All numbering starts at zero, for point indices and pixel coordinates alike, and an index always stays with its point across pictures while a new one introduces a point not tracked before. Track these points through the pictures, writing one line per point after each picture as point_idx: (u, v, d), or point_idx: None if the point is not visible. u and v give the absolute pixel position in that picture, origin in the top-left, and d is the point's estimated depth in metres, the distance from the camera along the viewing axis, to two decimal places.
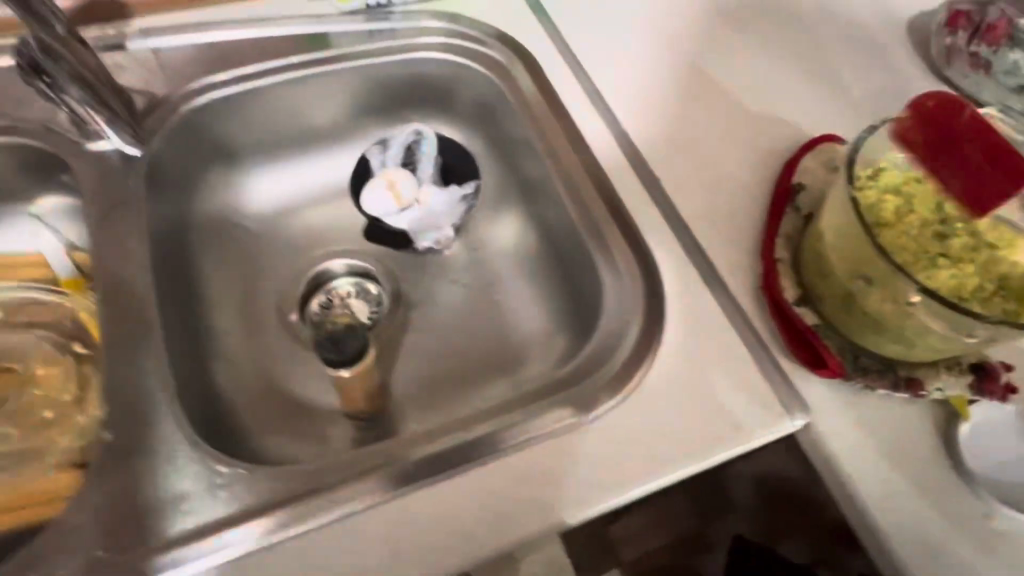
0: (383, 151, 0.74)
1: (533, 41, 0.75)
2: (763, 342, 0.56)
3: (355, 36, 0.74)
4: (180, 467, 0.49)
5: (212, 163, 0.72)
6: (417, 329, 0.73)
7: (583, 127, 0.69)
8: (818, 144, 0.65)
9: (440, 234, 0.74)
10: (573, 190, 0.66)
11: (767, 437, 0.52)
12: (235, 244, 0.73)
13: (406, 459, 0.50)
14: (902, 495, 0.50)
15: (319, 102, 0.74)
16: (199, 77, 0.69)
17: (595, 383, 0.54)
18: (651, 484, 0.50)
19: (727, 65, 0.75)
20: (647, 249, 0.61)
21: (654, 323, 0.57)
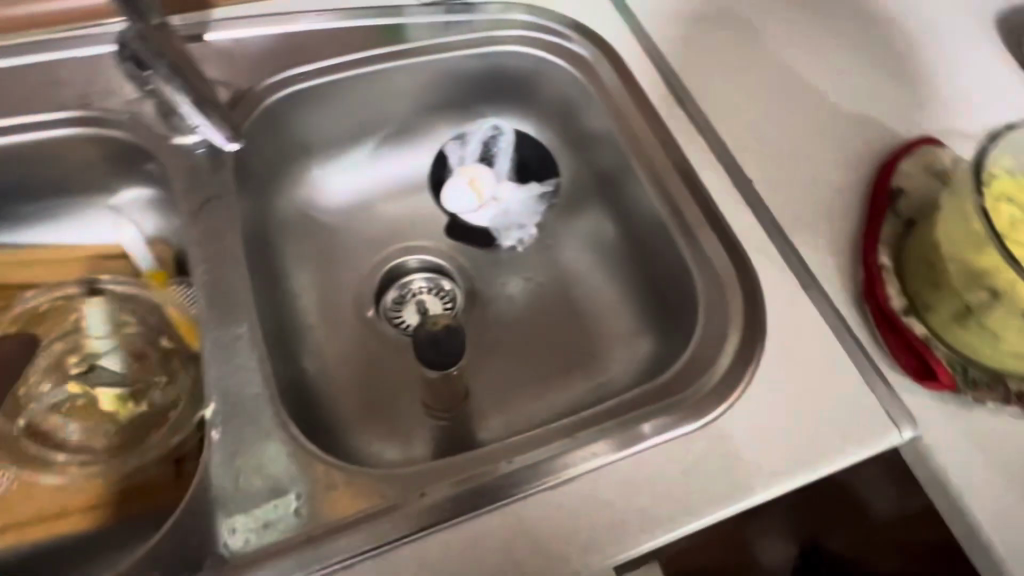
0: (461, 145, 0.74)
1: (615, 34, 0.73)
2: (867, 351, 0.55)
3: (434, 28, 0.72)
4: (285, 469, 0.49)
5: (289, 156, 0.72)
6: (493, 327, 0.72)
7: (670, 124, 0.68)
8: (917, 146, 0.64)
9: (524, 232, 0.75)
10: (662, 191, 0.65)
11: (874, 450, 0.51)
12: (311, 239, 0.73)
13: (511, 465, 0.50)
14: (1014, 512, 0.50)
15: (396, 95, 0.73)
16: (280, 70, 0.68)
17: (697, 391, 0.53)
18: (761, 496, 0.49)
19: (815, 59, 0.73)
20: (743, 253, 0.60)
21: (755, 330, 0.56)
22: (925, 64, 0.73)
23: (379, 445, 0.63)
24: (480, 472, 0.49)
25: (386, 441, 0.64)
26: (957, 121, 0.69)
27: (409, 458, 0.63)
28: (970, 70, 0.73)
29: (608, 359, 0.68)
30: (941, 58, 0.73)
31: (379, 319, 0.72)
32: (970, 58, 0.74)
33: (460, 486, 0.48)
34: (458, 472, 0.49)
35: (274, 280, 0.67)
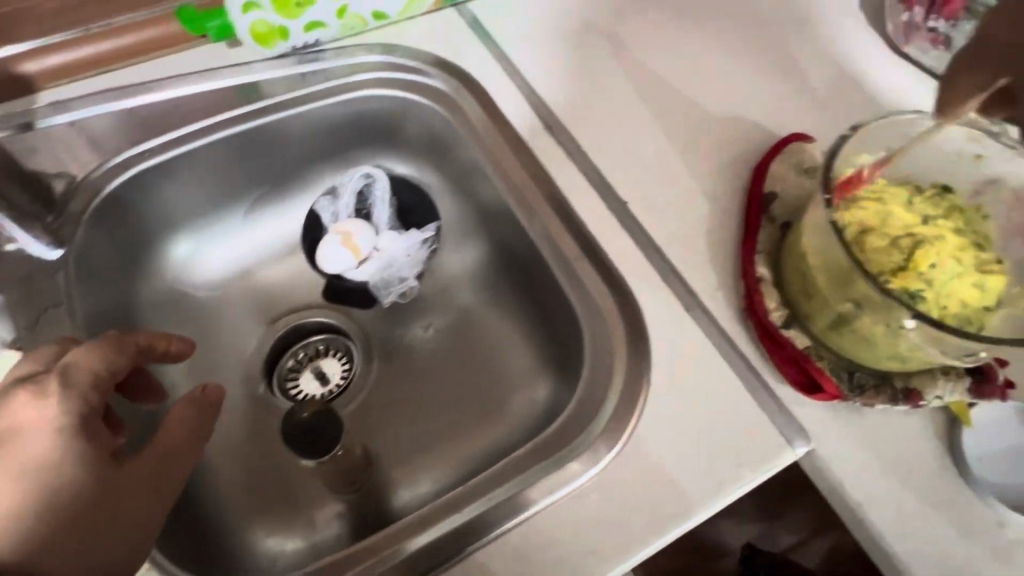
0: (333, 201, 0.70)
1: (475, 64, 0.70)
2: (753, 368, 0.54)
3: (287, 81, 0.69)
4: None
5: (150, 237, 0.68)
6: (396, 383, 0.69)
7: (539, 152, 0.65)
8: (785, 146, 0.63)
9: (405, 285, 0.71)
10: (538, 224, 0.62)
11: (770, 471, 0.50)
12: (189, 319, 0.69)
13: (405, 550, 0.48)
14: (913, 514, 0.49)
15: (258, 156, 0.70)
16: (120, 152, 0.63)
17: (585, 437, 0.51)
18: (659, 540, 0.48)
19: (685, 65, 0.71)
20: (622, 282, 0.58)
21: (640, 362, 0.54)
22: (790, 57, 0.72)
23: (282, 536, 0.60)
24: (376, 558, 0.48)
25: (287, 529, 0.60)
26: (826, 112, 0.69)
27: (315, 543, 0.60)
28: (841, 56, 0.72)
29: (510, 404, 0.65)
30: (809, 48, 0.73)
31: (273, 394, 0.69)
32: (839, 43, 0.73)
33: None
34: (348, 567, 0.47)
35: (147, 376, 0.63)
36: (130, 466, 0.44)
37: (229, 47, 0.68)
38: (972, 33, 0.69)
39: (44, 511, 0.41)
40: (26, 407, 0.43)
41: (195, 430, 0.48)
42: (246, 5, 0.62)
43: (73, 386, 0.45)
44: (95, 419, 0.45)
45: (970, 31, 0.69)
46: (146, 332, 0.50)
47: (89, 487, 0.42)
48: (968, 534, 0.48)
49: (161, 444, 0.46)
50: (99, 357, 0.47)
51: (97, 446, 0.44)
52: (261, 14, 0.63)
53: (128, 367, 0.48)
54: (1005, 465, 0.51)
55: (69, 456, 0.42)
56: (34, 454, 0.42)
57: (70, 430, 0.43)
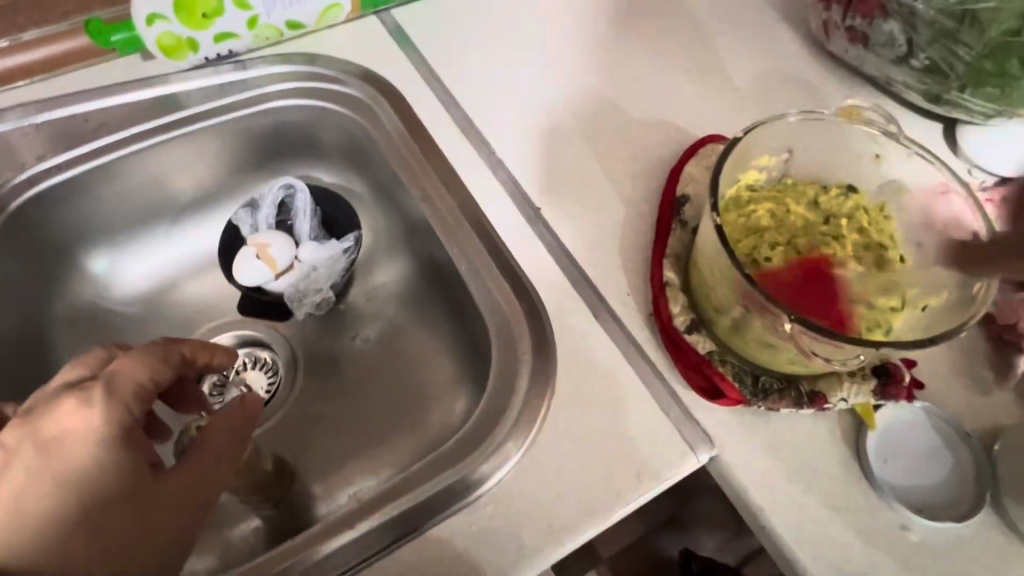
0: (253, 213, 0.70)
1: (395, 72, 0.70)
2: (659, 373, 0.53)
3: (205, 92, 0.68)
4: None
5: (66, 253, 0.67)
6: (320, 396, 0.68)
7: (455, 159, 0.64)
8: (698, 149, 0.63)
9: (322, 296, 0.69)
10: (452, 232, 0.62)
11: (672, 479, 0.49)
12: (110, 333, 0.68)
13: (315, 555, 0.47)
14: (817, 519, 0.48)
15: (178, 169, 0.69)
16: (26, 168, 0.63)
17: (488, 447, 0.51)
18: (556, 553, 0.47)
19: (607, 69, 0.71)
20: (531, 289, 0.57)
21: (546, 369, 0.53)
22: (712, 60, 0.72)
23: (194, 555, 0.59)
24: (287, 565, 0.46)
25: (199, 549, 0.59)
26: (748, 112, 0.68)
27: (228, 561, 0.58)
28: (763, 59, 0.72)
29: (430, 412, 0.64)
30: (732, 51, 0.73)
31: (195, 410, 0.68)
32: (765, 46, 0.73)
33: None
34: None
35: None
36: (168, 480, 0.44)
37: (144, 59, 0.67)
38: (893, 32, 0.63)
39: (76, 526, 0.41)
40: (70, 415, 0.42)
41: (232, 440, 0.48)
42: (150, 17, 0.61)
43: (118, 396, 0.44)
44: (138, 432, 0.44)
45: (890, 30, 0.63)
46: (190, 342, 0.50)
47: (123, 502, 0.42)
48: (870, 536, 0.48)
49: (199, 456, 0.46)
50: (145, 366, 0.46)
51: (137, 459, 0.43)
52: (167, 27, 0.62)
53: (172, 376, 0.48)
54: (914, 467, 0.50)
55: (107, 469, 0.42)
56: (73, 466, 0.41)
57: (111, 443, 0.42)
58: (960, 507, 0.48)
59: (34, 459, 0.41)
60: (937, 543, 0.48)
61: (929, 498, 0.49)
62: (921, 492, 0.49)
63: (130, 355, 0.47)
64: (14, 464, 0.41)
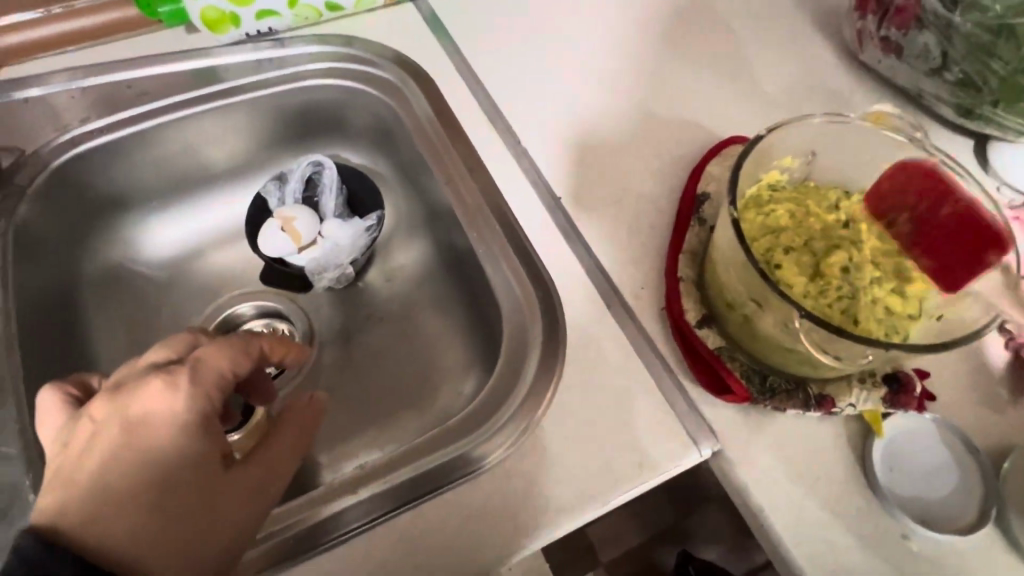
0: (281, 186, 0.72)
1: (427, 58, 0.71)
2: (668, 367, 0.53)
3: (243, 66, 0.70)
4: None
5: (104, 215, 0.70)
6: (334, 369, 0.70)
7: (480, 147, 0.66)
8: (721, 149, 0.63)
9: (340, 271, 0.70)
10: (471, 215, 0.62)
11: (673, 470, 0.50)
12: (138, 294, 0.71)
13: (318, 515, 0.48)
14: (818, 522, 0.48)
15: (213, 141, 0.71)
16: (71, 128, 0.66)
17: (495, 424, 0.51)
18: (553, 533, 0.48)
19: (636, 67, 0.71)
20: (546, 275, 0.58)
21: (556, 356, 0.54)
22: (742, 63, 0.72)
23: None
24: (291, 523, 0.48)
25: None
26: (775, 117, 0.68)
27: None
28: (794, 65, 0.72)
29: (438, 394, 0.65)
30: (762, 56, 0.73)
31: None
32: (794, 53, 0.73)
33: (268, 541, 0.47)
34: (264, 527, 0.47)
35: (77, 345, 0.64)
36: (238, 471, 0.44)
37: (188, 32, 0.70)
38: (928, 44, 0.63)
39: (148, 510, 0.40)
40: (157, 397, 0.42)
41: (299, 442, 0.48)
42: None
43: (201, 383, 0.44)
44: (214, 422, 0.44)
45: (924, 42, 0.63)
46: (270, 338, 0.50)
47: (190, 491, 0.42)
48: (868, 542, 0.47)
49: (268, 452, 0.46)
50: (228, 356, 0.46)
51: (210, 449, 0.43)
52: (211, 1, 0.64)
53: (251, 368, 0.48)
54: (922, 478, 0.49)
55: (187, 455, 0.42)
56: (155, 449, 0.41)
57: (189, 429, 0.42)
58: (962, 521, 0.48)
59: (118, 437, 0.41)
60: (940, 554, 0.47)
61: (934, 508, 0.48)
62: (928, 502, 0.49)
63: (215, 344, 0.47)
64: (98, 438, 0.41)
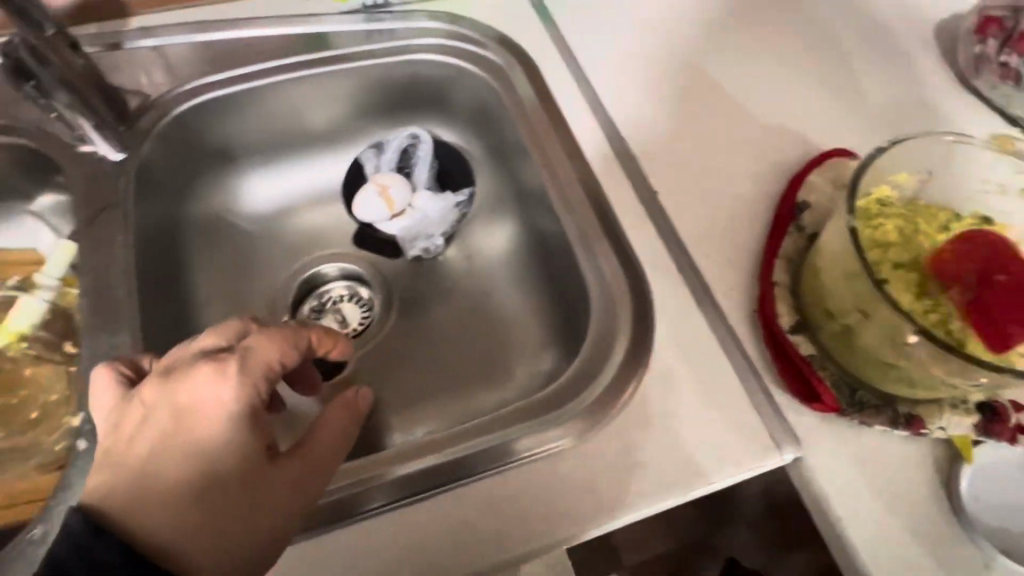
0: (378, 155, 0.74)
1: (532, 44, 0.72)
2: (754, 369, 0.54)
3: (354, 36, 0.72)
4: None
5: (208, 166, 0.73)
6: (410, 337, 0.71)
7: (579, 135, 0.67)
8: (826, 160, 0.63)
9: (430, 242, 0.72)
10: (566, 200, 0.63)
11: (752, 471, 0.50)
12: (233, 244, 0.74)
13: (387, 475, 0.50)
14: (896, 540, 0.48)
15: (317, 105, 0.74)
16: (193, 79, 0.69)
17: (579, 404, 0.52)
18: (627, 516, 0.49)
19: (740, 71, 0.71)
20: (637, 266, 0.59)
21: (642, 346, 0.55)
22: (848, 77, 0.71)
23: None
24: (373, 475, 0.50)
25: None
26: (878, 133, 0.67)
27: None
28: (902, 83, 0.71)
29: (511, 372, 0.67)
30: (870, 71, 0.72)
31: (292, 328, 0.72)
32: (902, 71, 0.72)
33: (346, 490, 0.49)
34: (335, 480, 0.49)
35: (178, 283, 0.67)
36: (282, 465, 0.43)
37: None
38: None
39: (190, 501, 0.40)
40: (208, 385, 0.43)
41: (345, 437, 0.47)
42: None
43: (250, 372, 0.44)
44: (261, 412, 0.44)
45: None
46: (317, 332, 0.50)
47: (232, 483, 0.41)
48: (951, 568, 0.47)
49: (313, 446, 0.45)
50: (277, 346, 0.47)
51: (256, 440, 0.43)
52: None
53: (298, 360, 0.48)
54: (1007, 510, 0.48)
55: (232, 446, 0.42)
56: (204, 438, 0.42)
57: (235, 418, 0.42)
58: None
59: (168, 423, 0.42)
60: None
61: (1019, 542, 0.48)
62: (1012, 535, 0.48)
63: (264, 335, 0.47)
64: (149, 423, 0.42)
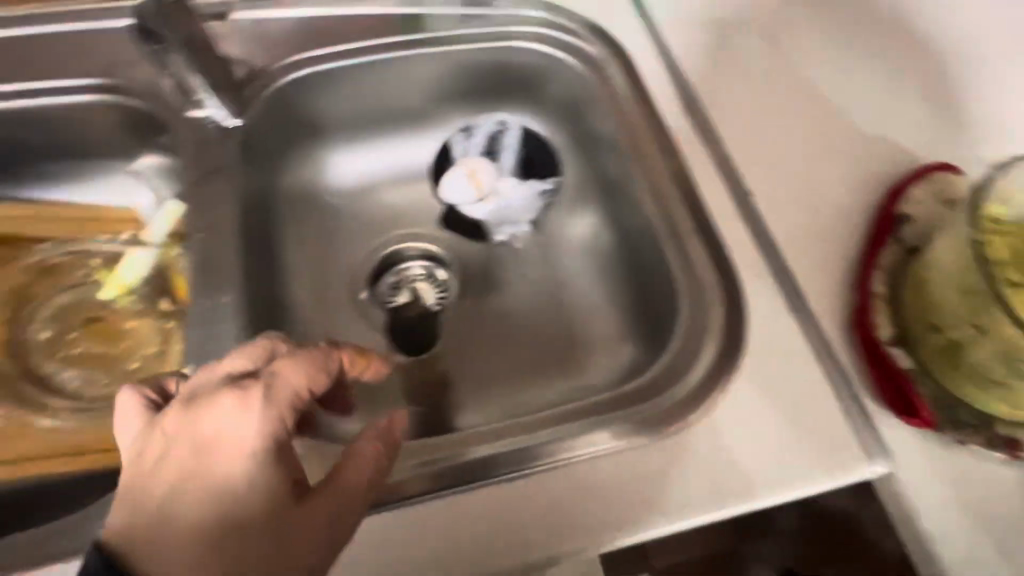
0: (466, 138, 0.74)
1: (629, 38, 0.72)
2: (847, 379, 0.53)
3: (449, 19, 0.73)
4: (315, 466, 0.52)
5: (299, 138, 0.74)
6: (484, 321, 0.72)
7: (673, 131, 0.66)
8: (930, 173, 0.61)
9: (516, 228, 0.74)
10: (659, 196, 0.63)
11: (839, 481, 0.50)
12: (319, 217, 0.75)
13: (465, 455, 0.51)
14: (988, 564, 0.47)
15: (410, 85, 0.74)
16: (297, 53, 0.71)
17: (668, 399, 0.53)
18: (710, 515, 0.49)
19: (841, 77, 0.70)
20: (731, 267, 0.58)
21: (733, 347, 0.55)
22: None
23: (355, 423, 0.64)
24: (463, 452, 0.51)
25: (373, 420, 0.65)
26: None
27: None
28: None
29: (586, 363, 0.67)
30: None
31: (371, 303, 0.73)
32: None
33: (424, 467, 0.50)
34: (416, 456, 0.50)
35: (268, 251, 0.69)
36: (308, 504, 0.40)
37: None
38: None
39: (208, 543, 0.38)
40: (230, 416, 0.41)
41: (377, 470, 0.43)
42: None
43: (275, 403, 0.41)
44: (285, 444, 0.41)
45: None
46: (350, 351, 0.49)
47: (251, 524, 0.39)
48: None
49: (341, 480, 0.41)
50: (303, 372, 0.44)
51: (279, 476, 0.40)
52: None
53: (327, 385, 0.46)
54: None
55: (252, 484, 0.39)
56: (224, 473, 0.39)
57: (257, 452, 0.40)
58: None
59: (188, 458, 0.40)
60: None
61: None
62: None
63: (292, 357, 0.45)
64: (171, 456, 0.40)
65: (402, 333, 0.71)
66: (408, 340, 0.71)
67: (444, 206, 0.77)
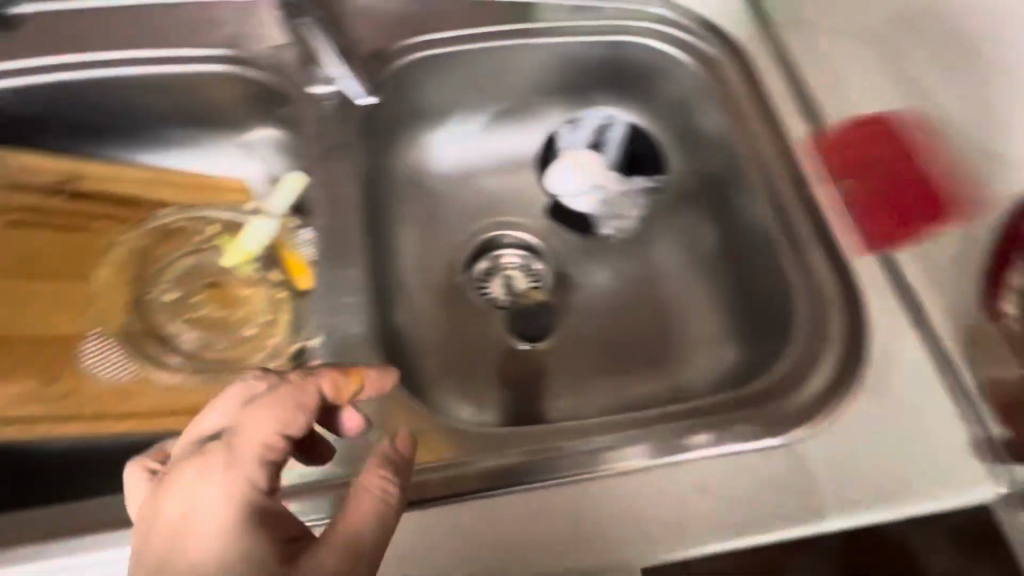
0: (573, 130, 0.75)
1: (746, 38, 0.72)
2: (971, 397, 0.52)
3: (562, 9, 0.73)
4: (430, 443, 0.53)
5: (407, 120, 0.75)
6: (577, 314, 0.72)
7: (791, 136, 0.66)
8: None
9: (623, 221, 0.75)
10: (775, 201, 0.63)
11: (960, 501, 0.49)
12: (420, 199, 0.76)
13: (572, 446, 0.51)
14: None
15: (520, 73, 0.74)
16: (414, 36, 0.71)
17: (789, 404, 0.52)
18: (826, 524, 0.48)
19: None
20: (850, 276, 0.58)
21: (853, 357, 0.54)
22: None
23: (455, 403, 0.66)
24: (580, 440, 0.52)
25: (472, 400, 0.66)
26: None
27: (480, 421, 0.65)
28: None
29: (685, 363, 0.67)
30: None
31: (469, 290, 0.74)
32: None
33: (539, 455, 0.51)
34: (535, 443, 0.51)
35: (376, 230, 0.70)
36: (300, 563, 0.38)
37: None
38: None
39: None
40: (202, 488, 0.39)
41: (383, 513, 0.41)
42: None
43: (240, 463, 0.39)
44: (265, 506, 0.39)
45: None
46: (330, 376, 0.45)
47: None
48: None
49: (343, 528, 0.40)
50: (272, 422, 0.41)
51: (267, 539, 0.38)
52: None
53: (307, 424, 0.42)
54: None
55: (235, 555, 0.37)
56: (203, 547, 0.38)
57: (235, 520, 0.38)
58: None
59: (168, 535, 0.39)
60: None
61: None
62: None
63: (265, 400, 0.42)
64: (154, 535, 0.39)
65: (517, 319, 0.72)
66: (526, 325, 0.71)
67: (549, 199, 0.77)
